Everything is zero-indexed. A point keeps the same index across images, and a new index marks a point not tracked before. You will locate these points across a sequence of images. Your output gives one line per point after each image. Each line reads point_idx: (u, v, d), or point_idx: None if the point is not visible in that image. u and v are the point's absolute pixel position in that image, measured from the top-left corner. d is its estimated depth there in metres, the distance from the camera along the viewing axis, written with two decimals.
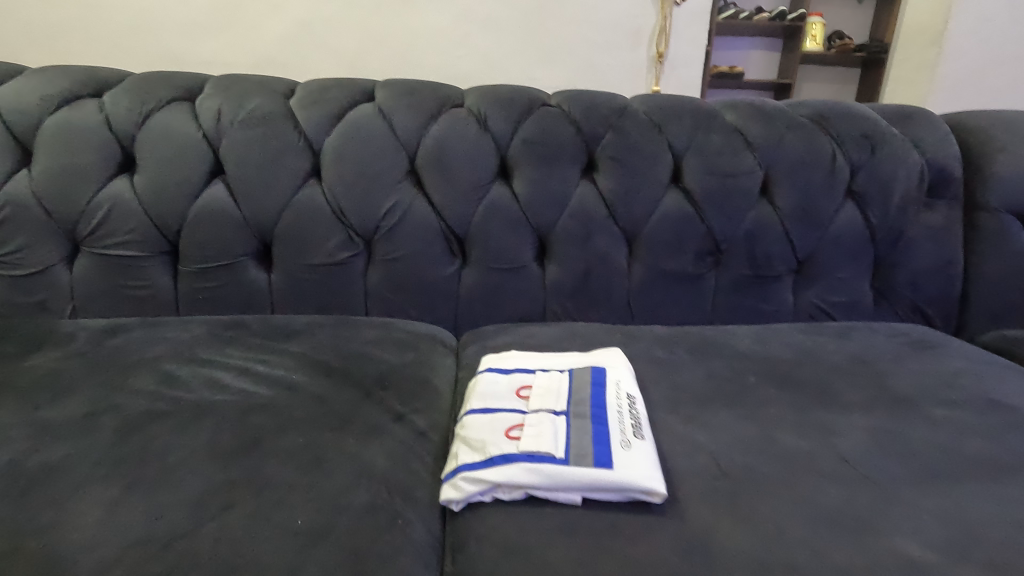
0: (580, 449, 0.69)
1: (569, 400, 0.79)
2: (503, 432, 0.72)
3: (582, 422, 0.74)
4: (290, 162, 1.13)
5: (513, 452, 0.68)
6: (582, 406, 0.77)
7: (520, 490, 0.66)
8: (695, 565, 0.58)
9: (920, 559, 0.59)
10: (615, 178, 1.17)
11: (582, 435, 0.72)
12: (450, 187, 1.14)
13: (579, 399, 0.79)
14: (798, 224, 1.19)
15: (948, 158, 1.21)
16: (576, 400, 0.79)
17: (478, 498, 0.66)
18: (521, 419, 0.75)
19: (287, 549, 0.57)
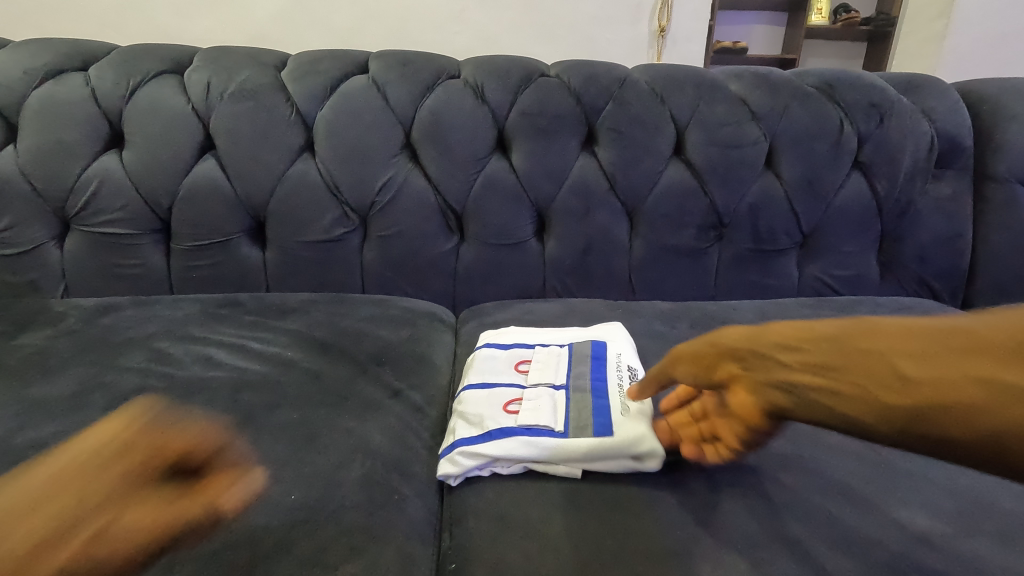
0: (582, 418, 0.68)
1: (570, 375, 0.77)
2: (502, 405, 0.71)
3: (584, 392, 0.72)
4: (282, 136, 1.10)
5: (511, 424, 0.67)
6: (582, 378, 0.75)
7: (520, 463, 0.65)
8: (697, 537, 0.57)
9: (927, 528, 0.58)
10: (615, 150, 1.14)
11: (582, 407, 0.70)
12: (446, 161, 1.12)
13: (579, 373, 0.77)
14: (803, 197, 1.16)
15: (958, 127, 1.18)
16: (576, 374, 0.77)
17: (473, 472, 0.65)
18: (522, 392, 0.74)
19: (280, 525, 0.56)
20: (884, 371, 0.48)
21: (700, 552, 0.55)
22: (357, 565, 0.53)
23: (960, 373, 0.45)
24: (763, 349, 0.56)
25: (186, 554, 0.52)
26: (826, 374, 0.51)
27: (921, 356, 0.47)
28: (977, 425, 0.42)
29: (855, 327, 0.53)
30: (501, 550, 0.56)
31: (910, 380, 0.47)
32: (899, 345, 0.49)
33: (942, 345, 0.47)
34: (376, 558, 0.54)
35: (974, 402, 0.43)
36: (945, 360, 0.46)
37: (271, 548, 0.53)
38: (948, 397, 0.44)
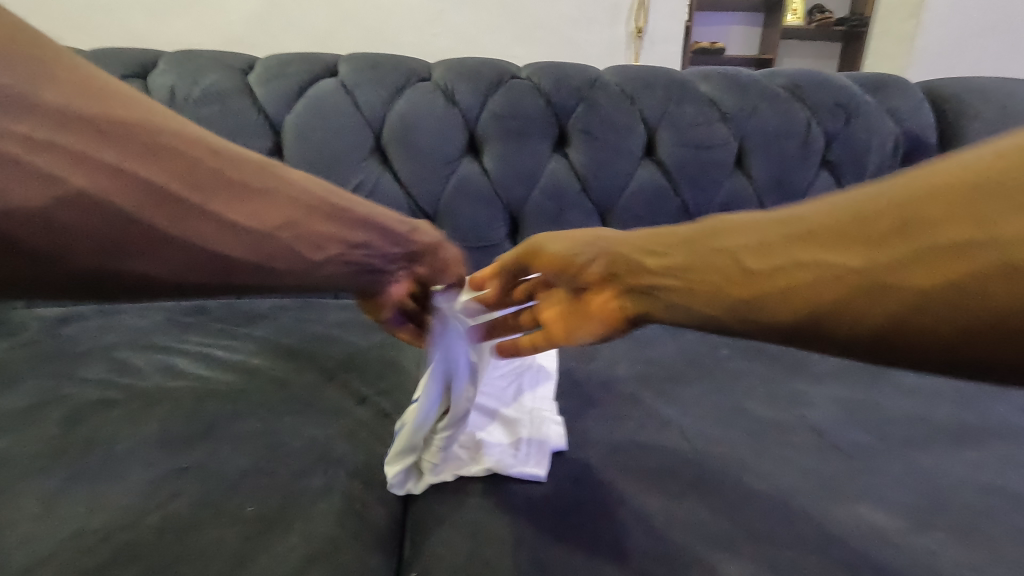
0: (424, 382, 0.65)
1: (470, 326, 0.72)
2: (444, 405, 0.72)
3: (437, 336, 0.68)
4: (249, 140, 1.08)
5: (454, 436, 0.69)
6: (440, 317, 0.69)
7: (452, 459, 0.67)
8: (658, 538, 0.57)
9: (885, 523, 0.59)
10: (587, 152, 1.14)
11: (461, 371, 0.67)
12: (417, 163, 1.11)
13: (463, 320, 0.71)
14: (773, 197, 1.17)
15: (923, 126, 1.20)
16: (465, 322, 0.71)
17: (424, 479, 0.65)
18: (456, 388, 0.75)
19: (235, 537, 0.55)
20: (743, 263, 0.47)
21: (660, 553, 0.55)
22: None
23: (805, 256, 0.42)
24: (650, 261, 0.57)
25: (134, 569, 0.51)
26: (702, 272, 0.50)
27: (778, 243, 0.45)
28: (802, 306, 0.41)
29: (731, 229, 0.51)
30: (462, 557, 0.55)
31: (755, 271, 0.45)
32: (757, 241, 0.47)
33: (795, 234, 0.45)
34: (332, 568, 0.53)
35: (805, 285, 0.41)
36: (795, 243, 0.44)
37: (225, 560, 0.52)
38: (785, 280, 0.43)
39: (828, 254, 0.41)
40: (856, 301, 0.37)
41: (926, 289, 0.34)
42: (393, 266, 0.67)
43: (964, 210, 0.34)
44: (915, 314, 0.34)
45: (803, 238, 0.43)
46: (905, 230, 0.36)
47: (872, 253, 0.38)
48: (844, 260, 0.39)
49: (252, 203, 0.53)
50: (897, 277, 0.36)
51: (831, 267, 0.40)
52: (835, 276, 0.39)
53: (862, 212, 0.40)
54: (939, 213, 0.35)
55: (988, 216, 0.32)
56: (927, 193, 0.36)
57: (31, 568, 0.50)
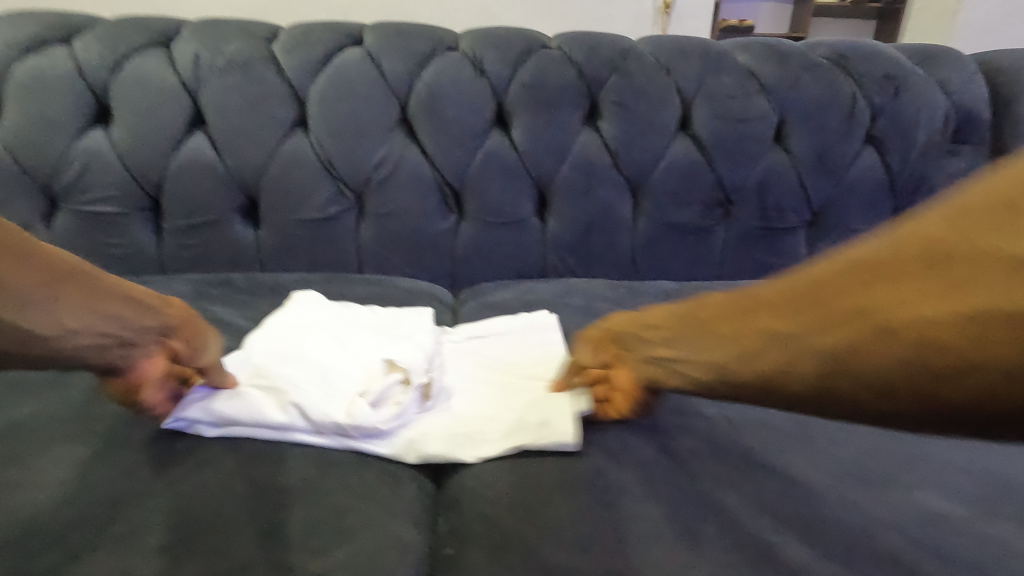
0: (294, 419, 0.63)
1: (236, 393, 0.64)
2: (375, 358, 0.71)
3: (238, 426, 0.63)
4: (274, 110, 1.06)
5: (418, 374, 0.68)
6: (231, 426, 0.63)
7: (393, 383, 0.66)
8: (704, 521, 0.55)
9: (939, 511, 0.57)
10: (618, 125, 1.10)
11: (256, 404, 0.62)
12: (443, 135, 1.08)
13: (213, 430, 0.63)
14: (813, 173, 1.12)
15: (975, 99, 1.13)
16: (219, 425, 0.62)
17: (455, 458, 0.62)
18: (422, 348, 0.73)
19: (265, 508, 0.54)
20: (718, 331, 0.57)
21: (706, 537, 0.53)
22: (348, 549, 0.51)
23: (759, 325, 0.53)
24: (642, 330, 0.66)
25: (164, 538, 0.50)
26: (687, 335, 0.61)
27: (739, 316, 0.56)
28: (760, 366, 0.52)
29: (704, 305, 0.62)
30: (499, 533, 0.54)
31: (727, 337, 0.56)
32: (723, 316, 0.58)
33: (756, 305, 0.55)
34: (366, 542, 0.52)
35: (761, 350, 0.52)
36: (749, 314, 0.55)
37: (257, 531, 0.51)
38: (743, 347, 0.54)
39: (773, 322, 0.52)
40: (789, 362, 0.49)
41: (845, 347, 0.45)
42: (149, 341, 0.61)
43: (869, 291, 0.46)
44: (846, 369, 0.45)
45: (753, 310, 0.55)
46: (825, 302, 0.48)
47: (802, 323, 0.49)
48: (783, 330, 0.51)
49: (38, 269, 0.52)
50: (821, 339, 0.47)
51: (779, 333, 0.51)
52: (782, 339, 0.50)
53: (794, 289, 0.52)
54: (849, 293, 0.47)
55: (878, 293, 0.45)
56: (836, 277, 0.49)
57: (61, 534, 0.50)
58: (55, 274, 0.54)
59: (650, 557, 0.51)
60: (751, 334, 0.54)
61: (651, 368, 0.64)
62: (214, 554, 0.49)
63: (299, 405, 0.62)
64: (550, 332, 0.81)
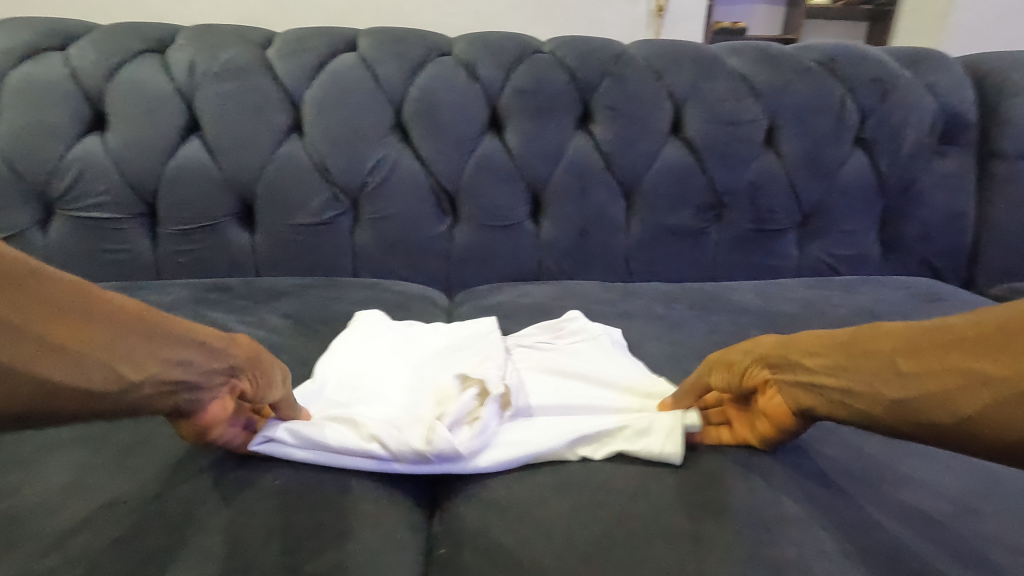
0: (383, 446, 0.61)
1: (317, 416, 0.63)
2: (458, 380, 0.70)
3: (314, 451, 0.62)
4: (269, 116, 1.07)
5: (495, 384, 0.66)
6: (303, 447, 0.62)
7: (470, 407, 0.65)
8: (695, 519, 0.56)
9: (925, 509, 0.58)
10: (612, 129, 1.11)
11: (333, 429, 0.61)
12: (438, 140, 1.09)
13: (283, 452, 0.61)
14: (804, 175, 1.14)
15: (963, 102, 1.15)
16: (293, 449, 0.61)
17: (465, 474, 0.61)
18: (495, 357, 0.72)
19: (263, 511, 0.54)
20: (896, 362, 0.49)
21: (697, 535, 0.54)
22: (346, 550, 0.52)
23: (953, 361, 0.45)
24: (793, 354, 0.57)
25: (164, 541, 0.50)
26: (847, 362, 0.52)
27: (918, 345, 0.48)
28: (951, 411, 0.44)
29: (872, 328, 0.53)
30: (493, 535, 0.55)
31: (906, 372, 0.48)
32: (898, 342, 0.50)
33: (945, 338, 0.47)
34: (364, 542, 0.53)
35: (958, 390, 0.44)
36: (939, 346, 0.47)
37: (256, 533, 0.52)
38: (933, 383, 0.46)
39: (977, 360, 0.44)
40: (1008, 410, 0.41)
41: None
42: (216, 384, 0.51)
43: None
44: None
45: (944, 341, 0.47)
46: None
47: (1022, 365, 0.41)
48: (992, 370, 0.43)
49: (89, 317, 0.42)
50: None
51: (984, 374, 0.43)
52: (988, 383, 0.42)
53: (1007, 324, 0.44)
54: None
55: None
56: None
57: (62, 537, 0.50)
58: (105, 315, 0.43)
59: (642, 555, 0.52)
60: (947, 374, 0.45)
61: (790, 392, 0.56)
62: (214, 555, 0.49)
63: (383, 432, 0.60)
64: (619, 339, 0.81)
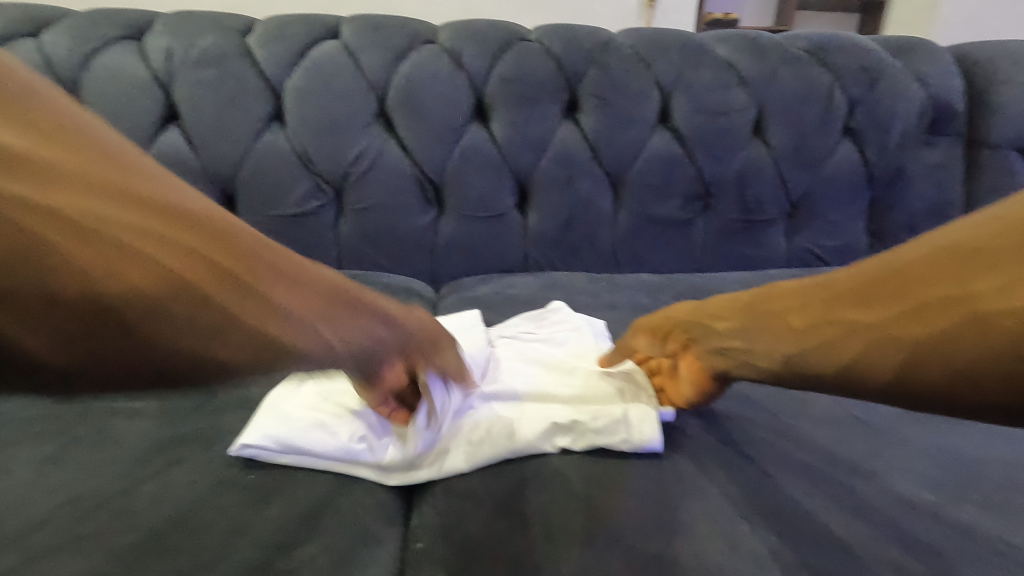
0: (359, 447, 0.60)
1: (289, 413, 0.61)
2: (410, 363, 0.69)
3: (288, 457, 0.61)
4: (249, 105, 1.05)
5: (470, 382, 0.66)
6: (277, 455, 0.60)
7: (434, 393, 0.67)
8: (676, 512, 0.55)
9: (907, 497, 0.58)
10: (598, 118, 1.10)
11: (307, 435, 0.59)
12: (422, 129, 1.07)
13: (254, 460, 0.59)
14: (792, 165, 1.13)
15: (951, 91, 1.15)
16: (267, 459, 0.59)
17: (445, 471, 0.61)
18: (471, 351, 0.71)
19: (235, 506, 0.53)
20: (791, 321, 0.54)
21: (677, 527, 0.53)
22: (319, 545, 0.51)
23: (835, 313, 0.49)
24: (705, 321, 0.63)
25: (131, 536, 0.49)
26: (754, 323, 0.57)
27: (813, 303, 0.52)
28: (836, 356, 0.48)
29: (776, 292, 0.58)
30: (470, 527, 0.54)
31: (799, 328, 0.52)
32: (797, 303, 0.54)
33: (829, 293, 0.51)
34: (338, 538, 0.52)
35: (837, 337, 0.48)
36: (828, 302, 0.51)
37: (226, 529, 0.51)
38: (822, 336, 0.50)
39: (852, 310, 0.48)
40: (871, 350, 0.45)
41: (924, 336, 0.41)
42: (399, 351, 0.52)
43: (955, 278, 0.41)
44: (925, 359, 0.41)
45: (831, 297, 0.51)
46: (908, 290, 0.44)
47: (884, 309, 0.46)
48: (863, 316, 0.47)
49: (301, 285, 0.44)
50: (900, 327, 0.44)
51: (858, 320, 0.47)
52: (858, 328, 0.46)
53: (877, 277, 0.48)
54: (935, 278, 0.43)
55: (966, 279, 0.40)
56: (923, 261, 0.45)
57: (24, 534, 0.49)
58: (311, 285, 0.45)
59: (621, 547, 0.51)
60: (830, 324, 0.49)
61: (705, 354, 0.63)
62: (182, 551, 0.48)
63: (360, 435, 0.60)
64: (603, 333, 0.81)
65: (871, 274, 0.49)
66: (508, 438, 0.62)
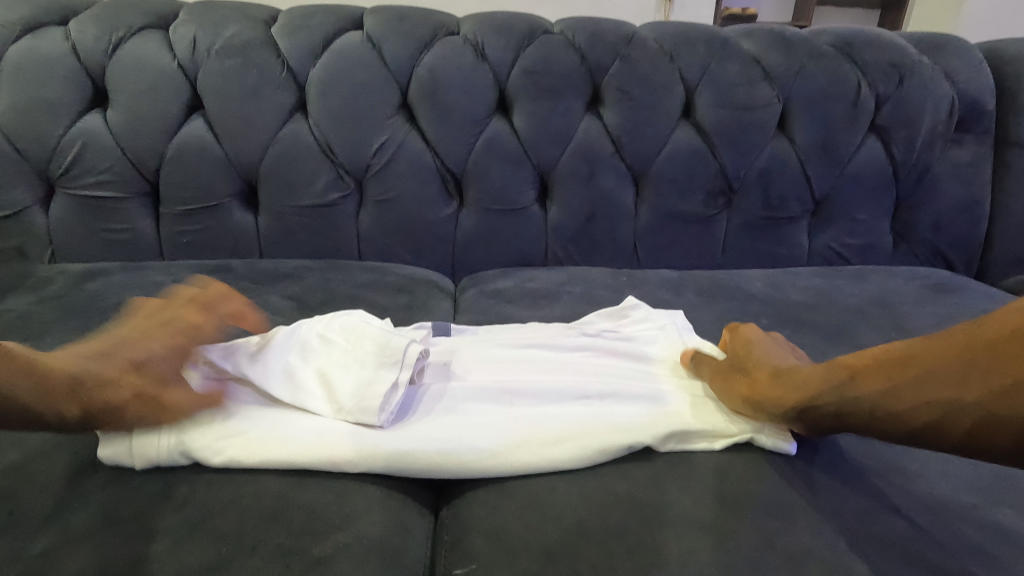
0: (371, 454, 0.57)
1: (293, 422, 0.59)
2: (460, 368, 0.69)
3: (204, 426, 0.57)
4: (273, 95, 1.05)
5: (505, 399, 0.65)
6: (195, 434, 0.56)
7: (402, 393, 0.62)
8: (707, 510, 0.55)
9: (933, 501, 0.58)
10: (621, 112, 1.09)
11: (313, 444, 0.57)
12: (445, 122, 1.07)
13: (156, 438, 0.55)
14: (817, 162, 1.12)
15: (980, 88, 1.13)
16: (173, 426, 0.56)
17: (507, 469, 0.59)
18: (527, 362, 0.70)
19: (266, 492, 0.54)
20: (865, 380, 0.55)
21: (709, 524, 0.54)
22: (351, 532, 0.51)
23: (927, 396, 0.50)
24: (776, 378, 0.63)
25: (165, 522, 0.50)
26: (842, 404, 0.56)
27: (898, 383, 0.52)
28: (911, 417, 0.51)
29: (845, 366, 0.58)
30: (500, 518, 0.55)
31: (870, 388, 0.54)
32: (878, 382, 0.54)
33: (898, 359, 0.54)
34: (369, 525, 0.53)
35: (913, 400, 0.51)
36: (909, 383, 0.52)
37: (259, 514, 0.52)
38: (895, 396, 0.52)
39: (942, 389, 0.49)
40: (946, 412, 0.49)
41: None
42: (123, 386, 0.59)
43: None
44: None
45: (912, 376, 0.52)
46: (975, 361, 0.49)
47: (956, 379, 0.49)
48: (936, 383, 0.50)
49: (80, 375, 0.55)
50: (1005, 403, 0.45)
51: (953, 401, 0.48)
52: (960, 407, 0.48)
53: (954, 353, 0.50)
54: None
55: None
56: (992, 338, 0.49)
57: (64, 519, 0.50)
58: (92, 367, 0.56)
59: (652, 543, 0.52)
60: (899, 387, 0.52)
61: (796, 426, 0.61)
62: (218, 537, 0.49)
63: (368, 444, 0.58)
64: (686, 329, 0.80)
65: (938, 348, 0.52)
66: (581, 447, 0.60)
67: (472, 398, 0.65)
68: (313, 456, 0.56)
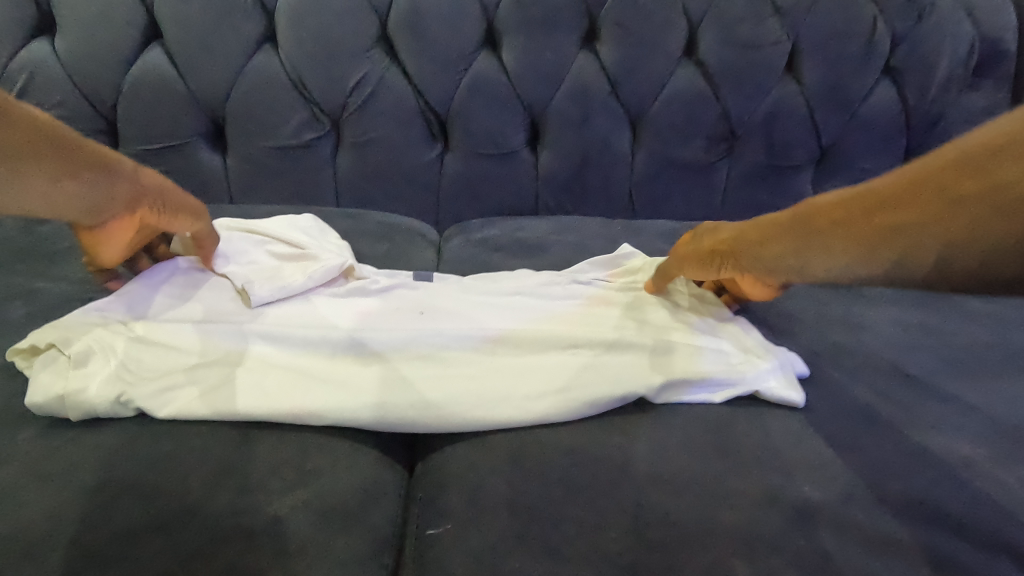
0: (338, 406, 0.55)
1: (253, 372, 0.56)
2: (440, 311, 0.63)
3: (151, 380, 0.54)
4: (235, 23, 0.94)
5: (487, 347, 0.61)
6: (137, 387, 0.53)
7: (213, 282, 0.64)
8: (703, 468, 0.53)
9: (936, 456, 0.56)
10: (619, 49, 1.00)
11: (279, 397, 0.55)
12: (428, 57, 0.98)
13: (93, 393, 0.52)
14: (826, 107, 1.05)
15: (1005, 28, 1.04)
16: (115, 381, 0.53)
17: (482, 423, 0.56)
18: (511, 308, 0.65)
19: (216, 447, 0.52)
20: (832, 221, 0.52)
21: (705, 486, 0.51)
22: (311, 491, 0.50)
23: (894, 225, 0.48)
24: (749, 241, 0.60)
25: (102, 476, 0.49)
26: (810, 243, 0.54)
27: (866, 216, 0.49)
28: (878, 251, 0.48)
29: (815, 206, 0.55)
30: (479, 473, 0.52)
31: (837, 226, 0.51)
32: (843, 221, 0.51)
33: (865, 195, 0.51)
34: (330, 484, 0.51)
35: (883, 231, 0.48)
36: (878, 215, 0.49)
37: (208, 471, 0.50)
38: (861, 232, 0.49)
39: (905, 216, 0.47)
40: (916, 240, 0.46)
41: (978, 231, 0.42)
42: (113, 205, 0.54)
43: (1000, 161, 0.42)
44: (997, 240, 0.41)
45: (883, 208, 0.49)
46: (948, 181, 0.45)
47: (929, 203, 0.46)
48: (908, 212, 0.47)
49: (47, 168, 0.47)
50: (968, 219, 0.43)
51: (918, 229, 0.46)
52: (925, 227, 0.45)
53: (921, 179, 0.47)
54: (987, 163, 0.43)
55: (999, 166, 0.42)
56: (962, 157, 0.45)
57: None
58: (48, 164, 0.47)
59: (646, 503, 0.49)
60: (867, 221, 0.49)
61: (758, 272, 0.61)
62: (159, 494, 0.48)
63: (337, 399, 0.55)
64: None
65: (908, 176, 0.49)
66: (563, 398, 0.57)
67: (454, 344, 0.60)
68: (272, 408, 0.54)
